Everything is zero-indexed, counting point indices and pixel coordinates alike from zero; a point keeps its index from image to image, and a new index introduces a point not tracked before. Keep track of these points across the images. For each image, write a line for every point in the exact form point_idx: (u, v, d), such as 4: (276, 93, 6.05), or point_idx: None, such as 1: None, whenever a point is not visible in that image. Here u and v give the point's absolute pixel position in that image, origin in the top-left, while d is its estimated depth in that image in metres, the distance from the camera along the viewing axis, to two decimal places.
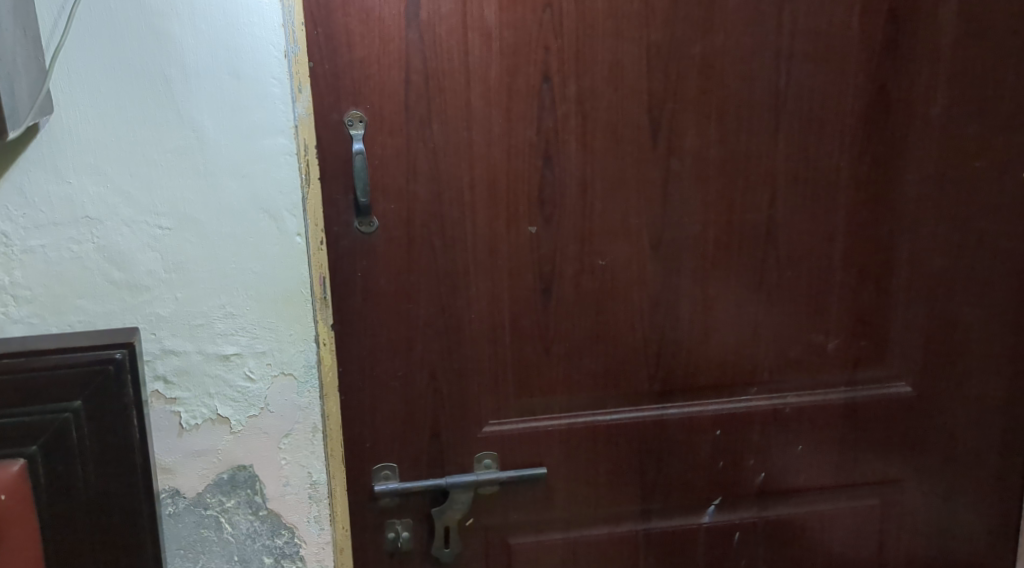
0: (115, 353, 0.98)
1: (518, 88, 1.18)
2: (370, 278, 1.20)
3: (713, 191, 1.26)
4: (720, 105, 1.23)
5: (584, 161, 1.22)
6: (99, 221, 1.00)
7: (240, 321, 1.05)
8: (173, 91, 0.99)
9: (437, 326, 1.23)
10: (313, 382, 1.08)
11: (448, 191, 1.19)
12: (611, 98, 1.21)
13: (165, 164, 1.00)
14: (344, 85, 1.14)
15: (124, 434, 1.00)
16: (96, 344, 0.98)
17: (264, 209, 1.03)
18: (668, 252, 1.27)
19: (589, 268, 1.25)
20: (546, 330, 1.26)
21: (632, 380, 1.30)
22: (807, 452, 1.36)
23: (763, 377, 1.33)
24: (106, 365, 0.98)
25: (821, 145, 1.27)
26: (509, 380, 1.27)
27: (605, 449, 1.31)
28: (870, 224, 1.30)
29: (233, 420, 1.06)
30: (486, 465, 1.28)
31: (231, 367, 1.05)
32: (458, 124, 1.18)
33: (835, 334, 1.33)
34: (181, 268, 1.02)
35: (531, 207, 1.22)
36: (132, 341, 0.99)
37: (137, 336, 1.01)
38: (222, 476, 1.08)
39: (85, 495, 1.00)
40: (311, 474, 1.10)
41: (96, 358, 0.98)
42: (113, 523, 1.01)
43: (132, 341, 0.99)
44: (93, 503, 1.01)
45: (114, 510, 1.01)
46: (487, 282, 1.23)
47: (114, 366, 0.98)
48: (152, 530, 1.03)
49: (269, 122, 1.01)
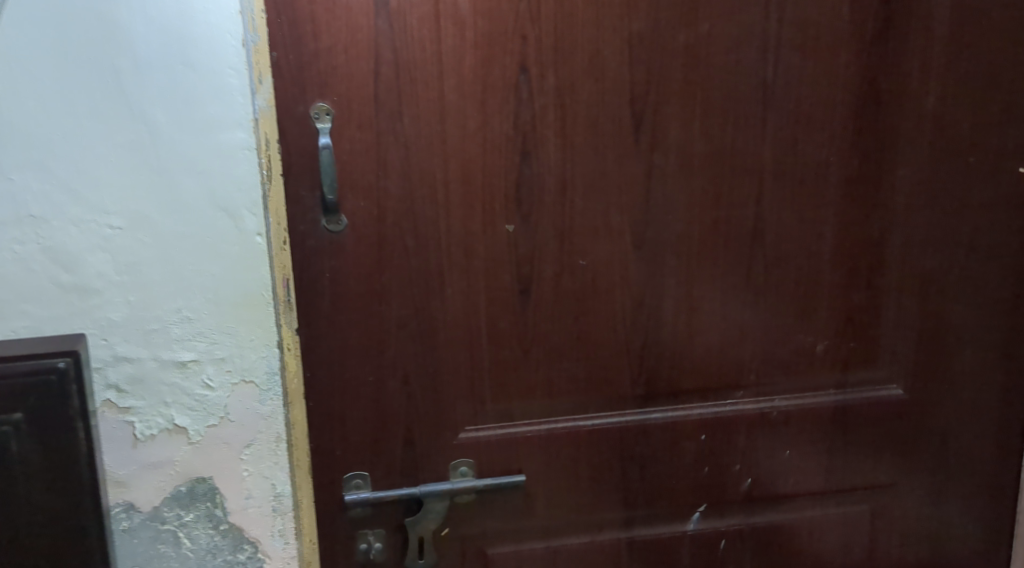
0: (58, 363, 0.88)
1: (494, 80, 1.13)
2: (339, 279, 1.14)
3: (699, 189, 1.21)
4: (705, 99, 1.18)
5: (563, 157, 1.16)
6: (44, 220, 0.93)
7: (198, 326, 0.98)
8: (122, 81, 0.92)
9: (410, 329, 1.18)
10: (277, 390, 1.02)
11: (421, 187, 1.14)
12: (591, 91, 1.15)
13: (115, 159, 0.93)
14: (309, 76, 1.08)
15: (69, 452, 0.89)
16: (37, 353, 0.88)
17: (222, 207, 0.96)
18: (652, 252, 1.21)
19: (569, 268, 1.20)
20: (524, 333, 1.21)
21: (614, 385, 1.25)
22: (795, 458, 1.31)
23: (749, 379, 1.28)
24: (48, 374, 0.88)
25: (810, 140, 1.21)
26: (485, 384, 1.21)
27: (585, 455, 1.26)
28: (860, 221, 1.25)
29: (191, 430, 1.01)
30: (461, 473, 1.23)
31: (188, 375, 0.99)
32: (430, 117, 1.12)
33: (824, 336, 1.28)
34: (134, 270, 0.96)
35: (508, 204, 1.16)
36: (76, 349, 0.89)
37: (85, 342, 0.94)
38: (179, 489, 1.02)
39: (25, 520, 0.90)
40: (275, 486, 1.04)
41: (35, 368, 0.87)
42: (58, 549, 0.91)
43: (76, 349, 0.89)
44: (35, 530, 0.90)
45: (58, 537, 0.91)
46: (462, 283, 1.17)
47: (57, 377, 0.88)
48: (102, 559, 0.92)
49: (226, 115, 0.95)
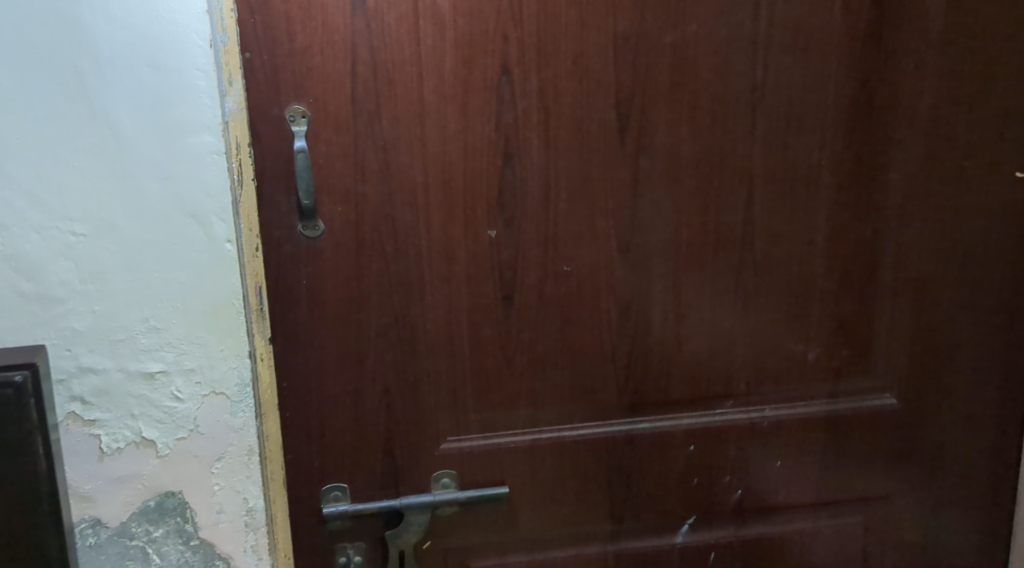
0: (15, 376, 0.84)
1: (475, 81, 1.09)
2: (316, 286, 1.11)
3: (687, 193, 1.17)
4: (693, 101, 1.15)
5: (546, 160, 1.13)
6: (3, 226, 0.90)
7: (166, 336, 0.95)
8: (84, 83, 0.89)
9: (390, 337, 1.14)
10: (248, 401, 0.99)
11: (400, 192, 1.10)
12: (575, 93, 1.12)
13: (78, 164, 0.90)
14: (284, 77, 1.05)
15: (28, 469, 0.85)
16: None
17: (190, 213, 0.93)
18: (639, 258, 1.18)
19: (553, 275, 1.16)
20: (507, 341, 1.18)
21: (600, 395, 1.22)
22: (786, 469, 1.28)
23: (739, 388, 1.25)
24: (4, 389, 0.84)
25: (801, 143, 1.18)
26: (468, 393, 1.18)
27: (571, 466, 1.23)
28: (853, 227, 1.21)
29: (159, 443, 0.97)
30: (443, 484, 1.20)
31: (156, 386, 0.96)
32: (409, 120, 1.09)
33: (816, 344, 1.25)
34: (98, 278, 0.93)
35: (490, 209, 1.13)
36: (34, 361, 0.86)
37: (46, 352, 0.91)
38: (148, 504, 0.99)
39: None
40: (248, 500, 1.01)
41: None
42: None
43: (34, 362, 0.86)
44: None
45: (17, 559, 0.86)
46: (443, 290, 1.14)
47: (14, 391, 0.84)
48: None
49: (194, 118, 0.91)
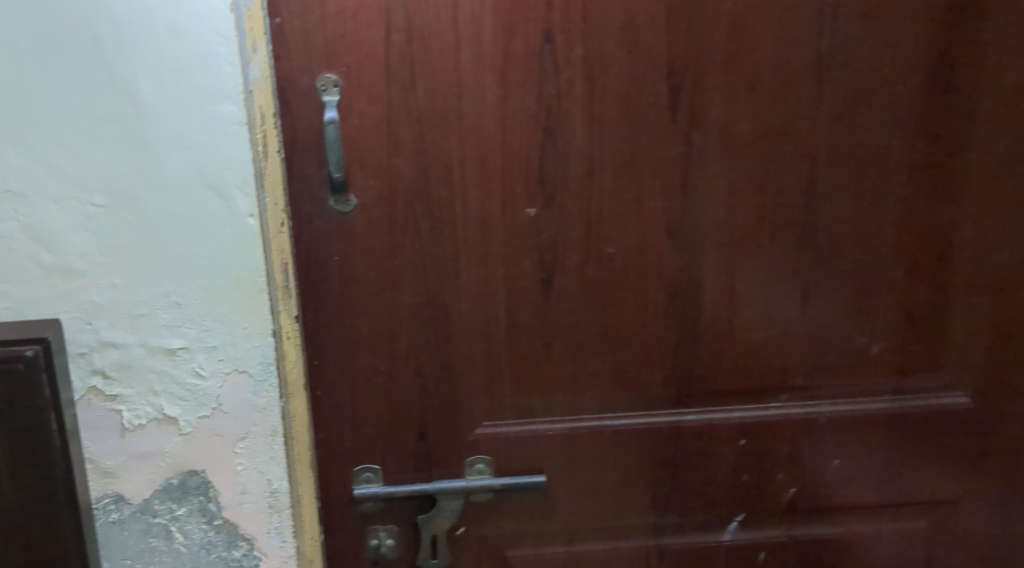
0: (26, 352, 0.84)
1: (515, 50, 1.03)
2: (347, 262, 1.07)
3: (743, 172, 1.09)
4: (752, 73, 1.07)
5: (591, 135, 1.07)
6: (24, 196, 0.88)
7: (187, 312, 0.93)
8: (102, 50, 0.87)
9: (424, 317, 1.10)
10: (272, 381, 0.96)
11: (435, 166, 1.05)
12: (623, 63, 1.05)
13: (97, 133, 0.88)
14: (315, 45, 1.01)
15: (43, 444, 0.86)
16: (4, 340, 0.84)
17: (212, 185, 0.90)
18: (688, 241, 1.11)
19: (596, 257, 1.10)
20: (546, 325, 1.12)
21: (644, 384, 1.16)
22: (845, 468, 1.20)
23: (796, 382, 1.17)
24: (15, 364, 0.84)
25: (870, 120, 1.09)
26: (504, 378, 1.13)
27: (613, 456, 1.17)
28: (926, 211, 1.12)
29: (182, 421, 0.95)
30: (478, 470, 1.16)
31: (178, 363, 0.94)
32: (446, 91, 1.03)
33: (881, 337, 1.16)
34: (118, 250, 0.90)
35: (529, 187, 1.07)
36: (46, 337, 0.85)
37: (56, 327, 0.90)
38: (170, 482, 0.97)
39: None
40: (272, 481, 0.98)
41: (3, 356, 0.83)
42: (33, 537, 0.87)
43: (46, 337, 0.85)
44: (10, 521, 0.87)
45: (31, 532, 0.87)
46: (480, 269, 1.09)
47: (24, 365, 0.84)
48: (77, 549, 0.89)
49: (214, 86, 0.89)
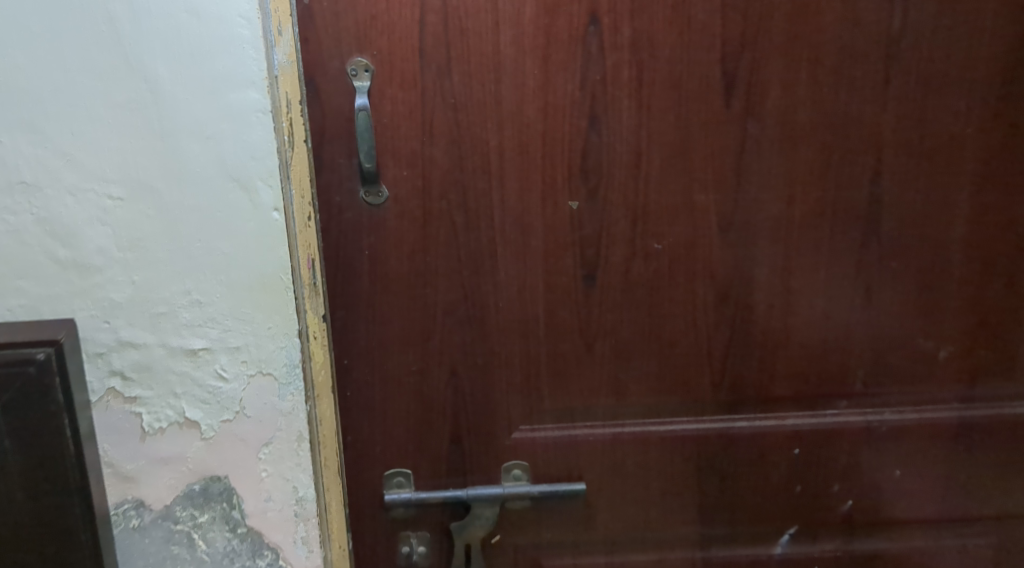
0: (36, 354, 0.80)
1: (558, 32, 0.97)
2: (378, 257, 1.01)
3: (802, 162, 1.02)
4: (814, 55, 0.99)
5: (638, 123, 1.00)
6: (37, 187, 0.84)
7: (209, 311, 0.88)
8: (119, 32, 0.82)
9: (459, 315, 1.04)
10: (298, 384, 0.91)
11: (471, 155, 0.99)
12: (674, 45, 0.98)
13: (114, 121, 0.83)
14: (346, 26, 0.95)
15: (57, 452, 0.83)
16: (15, 341, 0.81)
17: (234, 177, 0.85)
18: (741, 236, 1.03)
19: (642, 253, 1.04)
20: (587, 324, 1.06)
21: (692, 387, 1.09)
22: (907, 480, 1.12)
23: (855, 387, 1.09)
24: (26, 367, 0.81)
25: (941, 106, 1.01)
26: (543, 380, 1.07)
27: (657, 463, 1.11)
28: (1000, 206, 1.04)
29: (204, 425, 0.90)
30: (514, 476, 1.10)
31: (200, 364, 0.89)
32: (483, 75, 0.97)
33: (949, 341, 1.08)
34: (137, 246, 0.86)
35: (571, 177, 1.01)
36: (59, 339, 0.82)
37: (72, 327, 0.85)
38: (192, 488, 0.92)
39: (11, 528, 0.83)
40: (298, 489, 0.93)
41: (13, 359, 0.80)
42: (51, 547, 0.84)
43: (59, 339, 0.82)
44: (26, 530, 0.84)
45: (48, 548, 0.84)
46: (518, 265, 1.03)
47: (35, 369, 0.81)
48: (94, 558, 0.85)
49: (237, 72, 0.83)
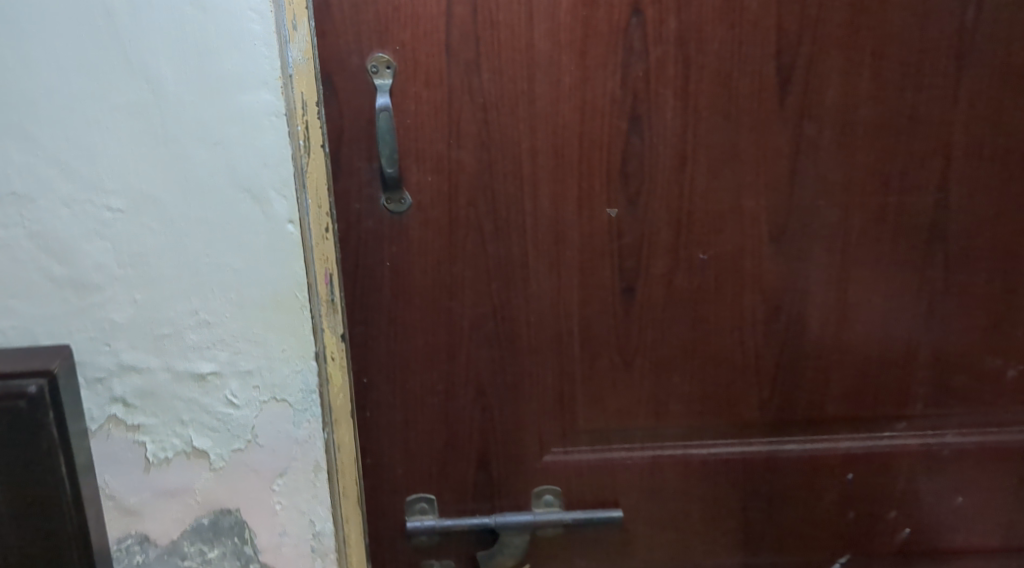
0: (27, 387, 0.74)
1: (598, 24, 0.88)
2: (401, 269, 0.94)
3: (861, 166, 0.93)
4: (878, 48, 0.90)
5: (684, 123, 0.91)
6: (30, 199, 0.76)
7: (218, 332, 0.80)
8: (117, 28, 0.74)
9: (487, 331, 0.96)
10: (314, 410, 0.83)
11: (502, 159, 0.91)
12: (724, 38, 0.89)
13: (112, 125, 0.76)
14: (366, 19, 0.87)
15: (52, 490, 0.77)
16: (4, 372, 0.75)
17: (245, 187, 0.77)
18: (794, 245, 0.95)
19: (686, 264, 0.95)
20: (625, 340, 0.98)
21: (739, 408, 1.00)
22: (969, 507, 1.04)
23: (916, 408, 1.01)
24: (17, 401, 0.74)
25: (1016, 105, 0.92)
26: (577, 399, 0.99)
27: (700, 488, 1.03)
28: None
29: (213, 455, 0.83)
30: (546, 502, 1.02)
31: (208, 390, 0.81)
32: (516, 72, 0.89)
33: (1018, 359, 1.00)
34: (139, 262, 0.78)
35: (610, 182, 0.93)
36: (51, 369, 0.75)
37: (69, 354, 0.78)
38: (201, 521, 0.84)
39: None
40: (314, 522, 0.86)
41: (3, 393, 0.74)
42: None
43: (52, 369, 0.75)
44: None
45: None
46: (551, 277, 0.95)
47: (27, 403, 0.75)
48: None
49: (247, 70, 0.75)
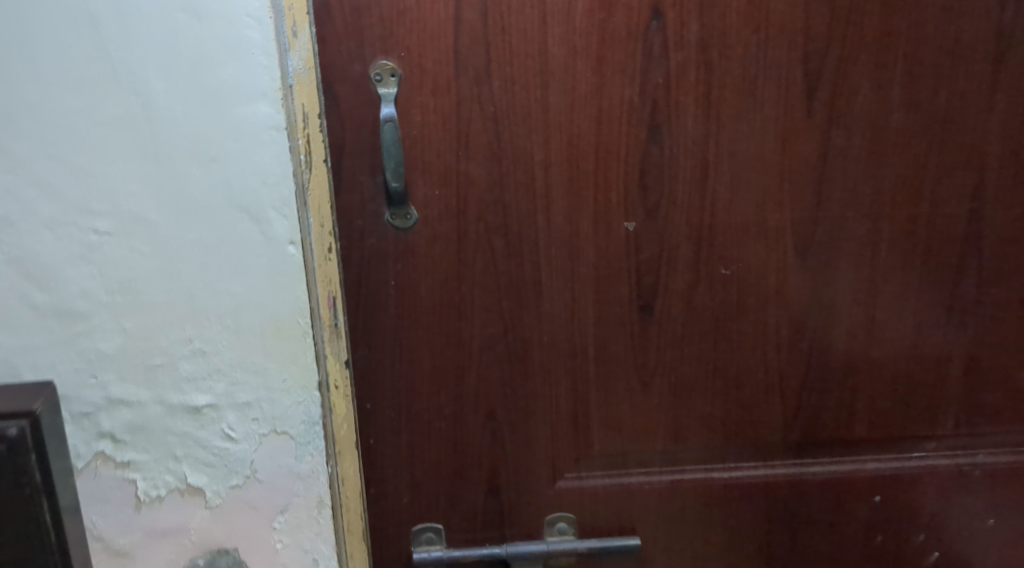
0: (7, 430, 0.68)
1: (615, 28, 0.84)
2: (406, 288, 0.88)
3: (891, 176, 0.89)
4: (910, 52, 0.86)
5: (705, 132, 0.87)
6: (8, 222, 0.70)
7: (214, 362, 0.75)
8: (102, 36, 0.68)
9: (498, 352, 0.91)
10: (318, 443, 0.78)
11: (513, 171, 0.86)
12: (749, 42, 0.85)
13: (98, 141, 0.70)
14: (369, 24, 0.82)
15: (35, 538, 0.71)
16: None
17: (242, 207, 0.72)
18: (820, 259, 0.90)
19: (707, 279, 0.90)
20: (643, 360, 0.92)
21: (762, 429, 0.95)
22: (1001, 530, 1.00)
23: (946, 428, 0.96)
24: None
25: None
26: (592, 423, 0.94)
27: (721, 514, 0.97)
28: None
29: (209, 492, 0.77)
30: (559, 530, 0.96)
31: (203, 424, 0.76)
32: (528, 79, 0.84)
33: None
34: (128, 287, 0.72)
35: (627, 195, 0.88)
36: (34, 409, 0.70)
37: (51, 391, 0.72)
38: (196, 563, 0.78)
39: None
40: (318, 561, 0.80)
41: None
42: None
43: (34, 409, 0.70)
44: None
45: None
46: (566, 295, 0.90)
47: (6, 447, 0.69)
48: None
49: (244, 81, 0.70)
